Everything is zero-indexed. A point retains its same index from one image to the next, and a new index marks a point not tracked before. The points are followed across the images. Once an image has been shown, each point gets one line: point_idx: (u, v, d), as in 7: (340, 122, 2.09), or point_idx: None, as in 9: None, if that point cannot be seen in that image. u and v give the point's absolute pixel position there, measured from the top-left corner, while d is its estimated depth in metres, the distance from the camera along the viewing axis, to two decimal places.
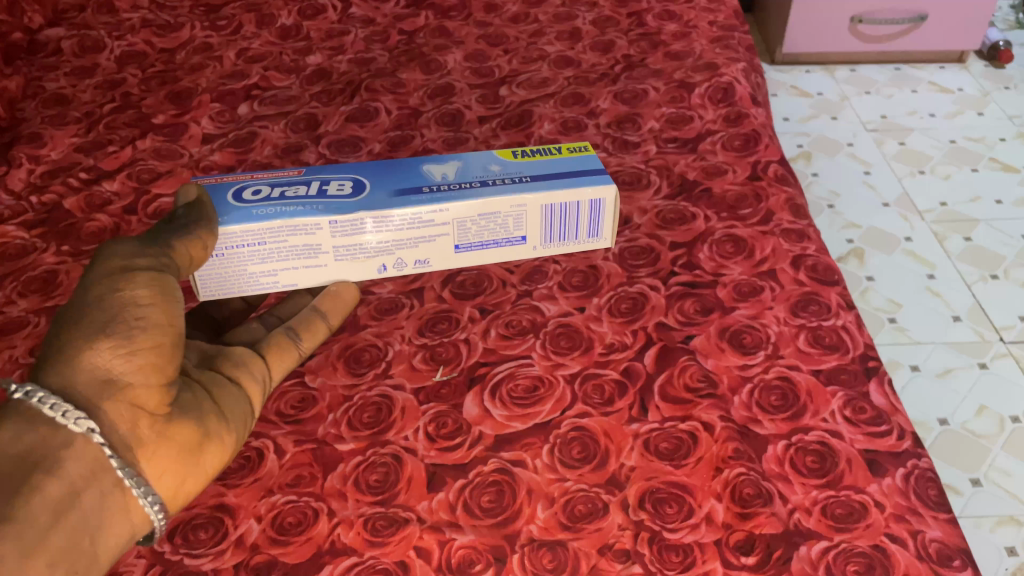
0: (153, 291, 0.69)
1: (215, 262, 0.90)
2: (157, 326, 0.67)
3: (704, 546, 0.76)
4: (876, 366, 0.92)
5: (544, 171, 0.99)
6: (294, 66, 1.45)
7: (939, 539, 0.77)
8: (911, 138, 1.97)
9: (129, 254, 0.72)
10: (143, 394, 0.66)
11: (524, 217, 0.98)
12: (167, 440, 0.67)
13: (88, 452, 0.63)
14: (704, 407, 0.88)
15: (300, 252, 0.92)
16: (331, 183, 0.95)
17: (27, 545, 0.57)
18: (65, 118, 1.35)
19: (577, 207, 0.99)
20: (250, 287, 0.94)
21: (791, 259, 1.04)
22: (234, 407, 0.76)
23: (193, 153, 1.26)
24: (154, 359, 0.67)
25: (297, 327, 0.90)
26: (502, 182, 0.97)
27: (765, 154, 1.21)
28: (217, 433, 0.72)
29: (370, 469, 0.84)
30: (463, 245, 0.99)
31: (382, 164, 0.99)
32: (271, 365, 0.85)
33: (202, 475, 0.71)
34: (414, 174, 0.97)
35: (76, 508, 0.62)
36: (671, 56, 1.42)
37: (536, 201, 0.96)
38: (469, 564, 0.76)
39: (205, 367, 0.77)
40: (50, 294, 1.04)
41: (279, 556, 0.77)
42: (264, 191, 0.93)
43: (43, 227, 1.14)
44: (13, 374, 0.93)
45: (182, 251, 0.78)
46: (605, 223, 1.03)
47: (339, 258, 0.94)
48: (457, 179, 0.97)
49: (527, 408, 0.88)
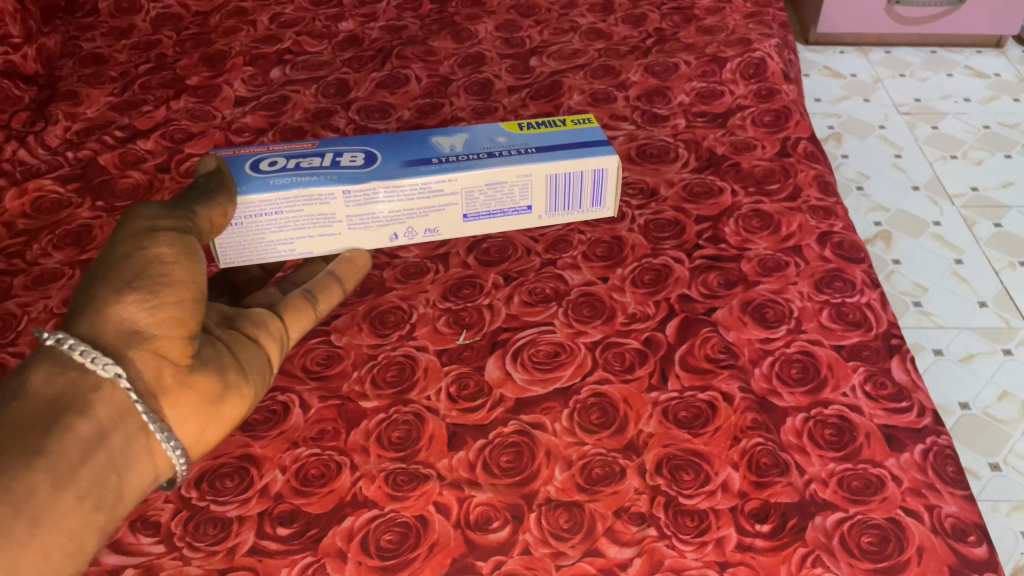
0: (177, 251, 0.70)
1: (234, 231, 0.91)
2: (180, 283, 0.69)
3: (719, 512, 0.77)
4: (899, 344, 0.92)
5: (550, 142, 0.98)
6: (326, 32, 1.46)
7: (955, 515, 0.77)
8: (945, 123, 1.95)
9: (155, 216, 0.73)
10: (167, 345, 0.67)
11: (530, 185, 0.97)
12: (189, 389, 0.68)
13: (115, 396, 0.65)
14: (724, 377, 0.88)
15: (315, 222, 0.92)
16: (343, 155, 0.94)
17: (58, 479, 0.60)
18: (100, 78, 1.36)
19: (582, 177, 0.98)
20: (268, 255, 0.94)
21: (817, 236, 1.04)
22: (253, 363, 0.76)
23: (226, 115, 1.28)
24: (177, 313, 0.68)
25: (314, 289, 0.90)
26: (511, 153, 0.96)
27: (795, 131, 1.20)
28: (237, 387, 0.72)
29: (392, 427, 0.85)
30: (471, 215, 0.97)
31: (392, 137, 0.98)
32: (288, 326, 0.86)
33: (222, 426, 0.71)
34: (423, 146, 0.96)
35: (105, 448, 0.63)
36: (703, 30, 1.41)
37: (543, 169, 0.95)
38: (487, 520, 0.77)
39: (225, 326, 0.77)
40: (84, 248, 1.06)
41: (303, 505, 0.79)
42: (280, 162, 0.92)
43: (78, 182, 1.16)
44: (47, 323, 0.96)
45: (204, 217, 0.80)
46: (608, 192, 1.01)
47: (352, 227, 0.94)
48: (465, 150, 0.96)
49: (548, 372, 0.90)
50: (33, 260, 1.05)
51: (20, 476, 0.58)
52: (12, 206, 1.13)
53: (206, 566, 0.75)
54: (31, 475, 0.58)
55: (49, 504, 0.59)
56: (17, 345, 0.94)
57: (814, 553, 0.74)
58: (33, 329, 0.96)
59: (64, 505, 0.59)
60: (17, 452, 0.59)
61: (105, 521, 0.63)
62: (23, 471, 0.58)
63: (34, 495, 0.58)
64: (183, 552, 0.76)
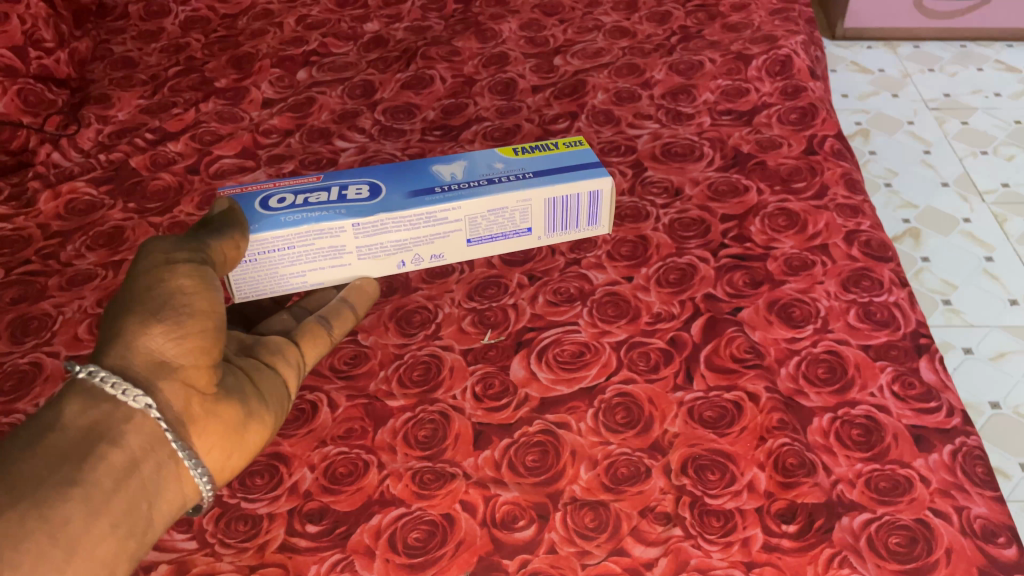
0: (196, 282, 0.72)
1: (249, 267, 0.92)
2: (201, 312, 0.71)
3: (745, 513, 0.77)
4: (928, 344, 0.91)
5: (546, 167, 1.00)
6: (352, 33, 1.47)
7: (984, 516, 0.77)
8: (975, 118, 1.92)
9: (171, 248, 0.75)
10: (193, 374, 0.69)
11: (530, 210, 0.99)
12: (215, 417, 0.70)
13: (145, 425, 0.66)
14: (750, 377, 0.88)
15: (326, 254, 0.94)
16: (349, 187, 0.96)
17: (93, 508, 0.60)
18: (131, 81, 1.39)
19: (578, 199, 1.00)
20: (282, 287, 0.95)
21: (844, 234, 1.03)
22: (272, 390, 0.79)
23: (253, 118, 1.30)
24: (203, 342, 0.70)
25: (327, 315, 0.90)
26: (509, 178, 0.98)
27: (822, 128, 1.19)
28: (259, 413, 0.75)
29: (419, 425, 0.86)
30: (474, 240, 1.00)
31: (392, 167, 1.00)
32: (303, 350, 0.86)
33: (245, 453, 0.73)
34: (425, 174, 0.98)
35: (136, 476, 0.64)
36: (728, 27, 1.40)
37: (542, 194, 0.98)
38: (513, 519, 0.78)
39: (245, 354, 0.80)
40: (117, 249, 1.08)
41: (331, 503, 0.80)
42: (288, 199, 0.94)
43: (110, 184, 1.19)
44: (82, 324, 0.98)
45: (218, 248, 0.81)
46: (604, 212, 1.03)
47: (362, 257, 0.96)
48: (466, 177, 0.98)
49: (573, 371, 0.90)
50: (67, 261, 1.07)
51: (56, 505, 0.58)
52: (46, 208, 1.16)
53: (237, 563, 0.76)
54: (67, 503, 0.59)
55: (84, 532, 0.59)
56: (52, 344, 0.96)
57: (842, 554, 0.74)
58: (67, 329, 0.98)
59: (98, 532, 0.60)
60: (53, 482, 0.59)
61: (135, 547, 0.63)
62: (61, 499, 0.59)
63: (70, 524, 0.58)
64: (215, 548, 0.78)
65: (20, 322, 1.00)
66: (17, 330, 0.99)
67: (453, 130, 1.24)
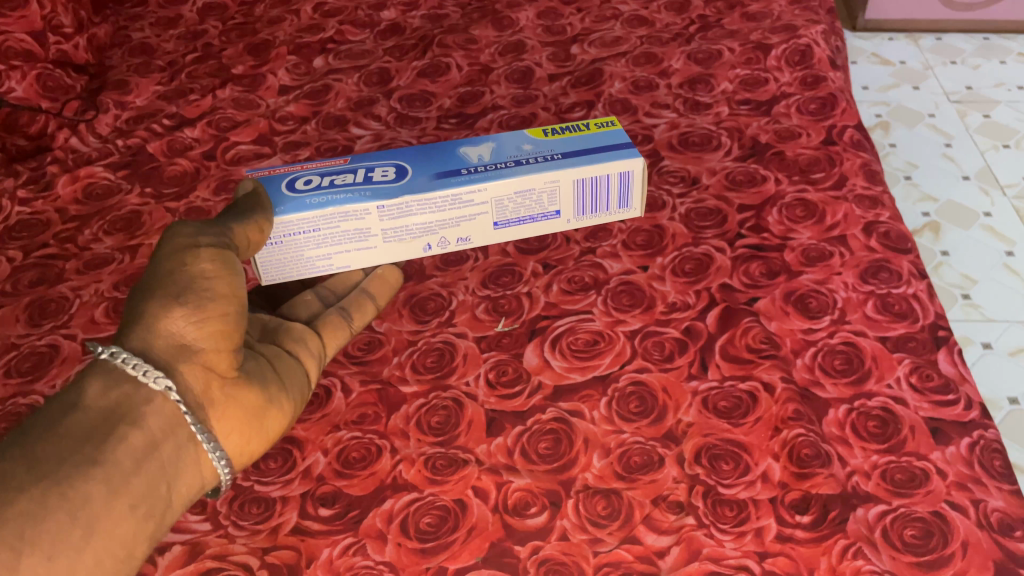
0: (218, 266, 0.72)
1: (275, 249, 0.92)
2: (223, 297, 0.71)
3: (758, 503, 0.76)
4: (946, 336, 0.90)
5: (574, 147, 0.99)
6: (368, 20, 1.47)
7: (1001, 509, 0.75)
8: (997, 111, 1.88)
9: (194, 232, 0.75)
10: (215, 358, 0.70)
11: (558, 192, 0.98)
12: (236, 401, 0.71)
13: (166, 407, 0.67)
14: (765, 368, 0.87)
15: (350, 236, 0.93)
16: (375, 170, 0.96)
17: (112, 489, 0.61)
18: (149, 67, 1.39)
19: (607, 180, 0.98)
20: (307, 271, 0.95)
21: (863, 225, 1.02)
22: (293, 376, 0.79)
23: (270, 104, 1.30)
24: (224, 325, 0.70)
25: (349, 307, 0.93)
26: (537, 160, 0.97)
27: (841, 118, 1.18)
28: (280, 398, 0.75)
29: (432, 411, 0.86)
30: (501, 222, 0.98)
31: (420, 150, 0.99)
32: (326, 341, 0.88)
33: (264, 438, 0.74)
34: (451, 157, 0.97)
35: (156, 458, 0.65)
36: (748, 17, 1.39)
37: (570, 175, 0.96)
38: (525, 505, 0.78)
39: (266, 340, 0.81)
40: (134, 233, 1.09)
41: (344, 487, 0.80)
42: (314, 181, 0.94)
43: (128, 169, 1.19)
44: (98, 307, 0.99)
45: (241, 233, 0.81)
46: (635, 193, 1.02)
47: (387, 240, 0.95)
48: (493, 160, 0.97)
49: (587, 360, 0.90)
50: (84, 245, 1.08)
51: (77, 485, 0.59)
52: (64, 192, 1.16)
53: (250, 544, 0.77)
54: (88, 483, 0.60)
55: (104, 512, 0.60)
56: (69, 327, 0.97)
57: (856, 546, 0.73)
58: (85, 312, 0.99)
59: (117, 512, 0.60)
60: (74, 461, 0.60)
61: (153, 528, 0.64)
62: (81, 480, 0.59)
63: (90, 504, 0.59)
64: (228, 530, 0.78)
65: (38, 305, 1.00)
66: (34, 313, 0.99)
67: (469, 118, 1.23)
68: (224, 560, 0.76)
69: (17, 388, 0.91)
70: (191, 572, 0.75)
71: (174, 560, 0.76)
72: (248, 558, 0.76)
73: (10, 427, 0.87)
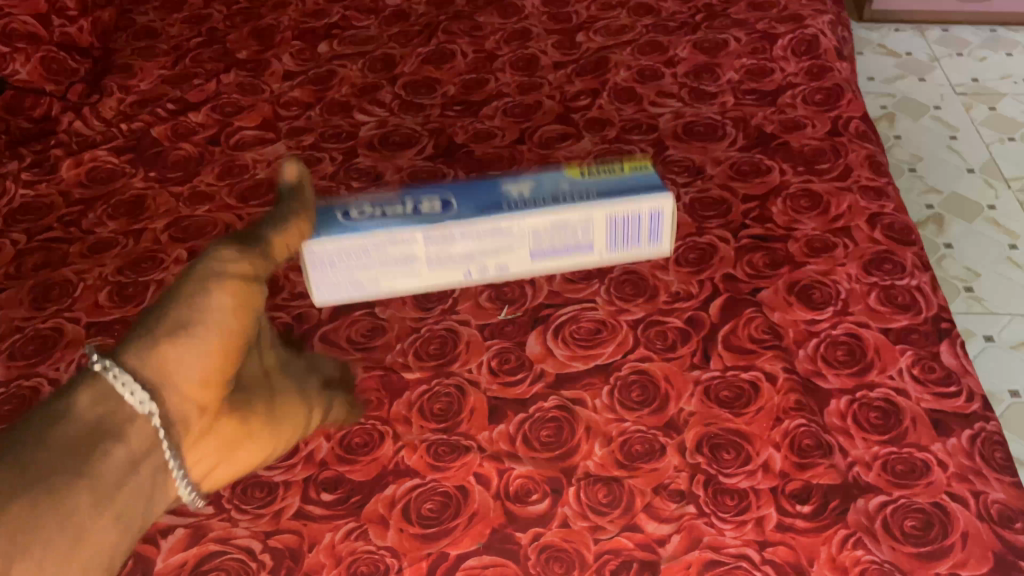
0: (229, 303, 0.76)
1: (316, 275, 0.90)
2: (221, 335, 0.74)
3: (759, 492, 0.77)
4: (949, 328, 0.90)
5: (611, 182, 0.91)
6: (373, 6, 1.46)
7: (1001, 502, 0.76)
8: (1003, 104, 1.85)
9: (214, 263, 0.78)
10: (202, 393, 0.72)
11: (591, 228, 0.90)
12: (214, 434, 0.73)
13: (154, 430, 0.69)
14: (767, 358, 0.87)
15: (382, 266, 0.89)
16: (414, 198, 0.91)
17: (99, 502, 0.63)
18: (153, 51, 1.38)
19: (640, 218, 0.90)
20: (352, 297, 0.92)
21: (867, 217, 1.02)
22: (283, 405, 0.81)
23: (274, 89, 1.29)
24: (214, 349, 0.73)
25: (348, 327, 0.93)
26: (570, 196, 0.89)
27: (847, 109, 1.17)
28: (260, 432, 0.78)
29: (434, 398, 0.86)
30: (538, 256, 0.92)
31: (468, 179, 0.94)
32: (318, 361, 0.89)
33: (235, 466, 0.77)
34: (492, 187, 0.91)
35: (138, 478, 0.67)
36: (755, 6, 1.38)
37: (600, 213, 0.88)
38: (526, 493, 0.78)
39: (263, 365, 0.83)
40: (137, 217, 1.09)
41: (346, 473, 0.81)
42: (357, 208, 0.90)
43: (131, 153, 1.19)
44: (102, 291, 0.99)
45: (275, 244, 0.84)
46: (666, 231, 0.92)
47: (427, 270, 0.91)
48: (529, 194, 0.90)
49: (589, 349, 0.90)
50: (88, 229, 1.08)
51: (67, 496, 0.61)
52: (68, 175, 1.16)
53: (252, 528, 0.77)
54: (77, 496, 0.61)
55: (89, 521, 0.61)
56: (73, 310, 0.97)
57: (856, 536, 0.73)
58: (88, 295, 0.99)
59: (101, 524, 0.62)
60: (64, 473, 0.62)
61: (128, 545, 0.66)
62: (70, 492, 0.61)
63: (77, 516, 0.61)
64: (231, 514, 0.78)
65: (42, 288, 1.01)
66: (38, 297, 1.00)
67: (473, 105, 1.23)
68: (226, 544, 0.76)
69: (21, 370, 0.91)
70: (193, 555, 0.76)
71: (176, 543, 0.77)
72: (251, 542, 0.76)
73: (15, 409, 0.87)
